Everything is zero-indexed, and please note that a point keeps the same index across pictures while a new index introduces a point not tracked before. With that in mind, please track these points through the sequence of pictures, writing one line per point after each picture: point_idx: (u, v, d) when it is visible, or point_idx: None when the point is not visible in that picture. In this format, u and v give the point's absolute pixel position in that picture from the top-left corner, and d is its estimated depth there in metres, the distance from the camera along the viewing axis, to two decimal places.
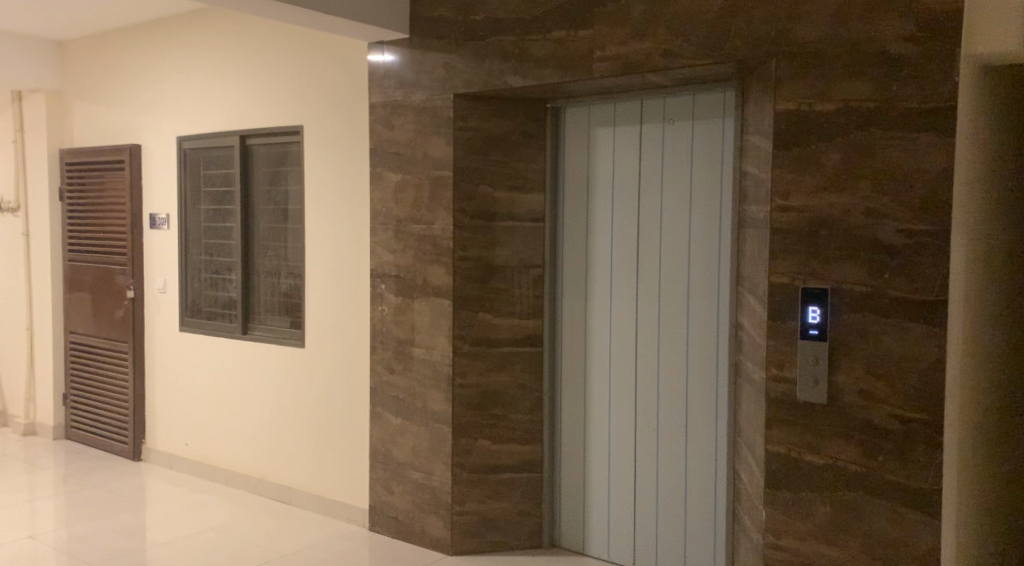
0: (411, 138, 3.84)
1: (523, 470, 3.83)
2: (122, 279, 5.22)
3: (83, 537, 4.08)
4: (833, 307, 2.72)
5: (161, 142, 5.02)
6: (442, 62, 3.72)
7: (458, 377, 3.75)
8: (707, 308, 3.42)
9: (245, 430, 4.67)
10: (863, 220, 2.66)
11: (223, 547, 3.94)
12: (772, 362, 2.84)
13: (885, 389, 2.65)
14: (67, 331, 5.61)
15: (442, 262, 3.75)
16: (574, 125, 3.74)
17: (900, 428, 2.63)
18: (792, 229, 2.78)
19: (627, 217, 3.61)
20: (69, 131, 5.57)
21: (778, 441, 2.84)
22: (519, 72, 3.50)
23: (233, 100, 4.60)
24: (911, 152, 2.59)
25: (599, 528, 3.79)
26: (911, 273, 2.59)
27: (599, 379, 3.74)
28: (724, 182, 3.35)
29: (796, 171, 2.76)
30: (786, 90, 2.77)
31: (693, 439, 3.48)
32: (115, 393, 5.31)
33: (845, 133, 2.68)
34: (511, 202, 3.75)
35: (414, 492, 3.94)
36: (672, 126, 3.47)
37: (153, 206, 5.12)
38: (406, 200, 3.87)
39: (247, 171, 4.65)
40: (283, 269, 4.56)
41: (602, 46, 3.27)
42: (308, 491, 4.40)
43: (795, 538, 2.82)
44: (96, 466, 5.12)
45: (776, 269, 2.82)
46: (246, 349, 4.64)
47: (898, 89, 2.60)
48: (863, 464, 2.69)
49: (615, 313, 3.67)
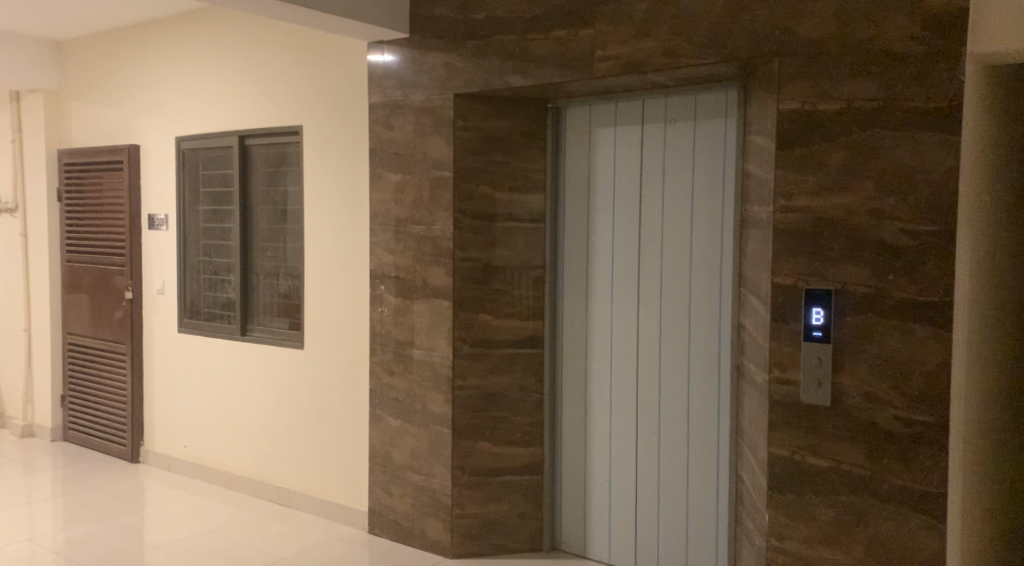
0: (410, 138, 3.82)
1: (523, 473, 3.80)
2: (120, 279, 5.19)
3: (82, 540, 4.05)
4: (836, 308, 2.69)
5: (160, 143, 4.99)
6: (442, 62, 3.69)
7: (457, 379, 3.73)
8: (708, 309, 3.39)
9: (244, 432, 4.64)
10: (867, 221, 2.64)
11: (222, 550, 3.91)
12: (775, 364, 2.81)
13: (888, 391, 2.63)
14: (65, 332, 5.58)
15: (441, 263, 3.73)
16: (575, 125, 3.71)
17: (904, 430, 2.61)
18: (795, 230, 2.75)
19: (628, 217, 3.59)
20: (68, 132, 5.54)
21: (780, 443, 2.81)
22: (519, 72, 3.48)
23: (231, 100, 4.58)
24: (916, 152, 2.56)
25: (599, 531, 3.76)
26: (916, 274, 2.57)
27: (600, 381, 3.72)
28: (726, 182, 3.32)
29: (798, 170, 2.74)
30: (789, 90, 2.75)
31: (694, 442, 3.46)
32: (113, 395, 5.28)
33: (848, 133, 2.66)
34: (510, 202, 3.72)
35: (413, 495, 3.91)
36: (673, 127, 3.45)
37: (152, 207, 5.09)
38: (405, 200, 3.85)
39: (246, 171, 4.63)
40: (282, 269, 4.53)
41: (603, 45, 3.25)
42: (307, 493, 4.37)
43: (798, 541, 2.79)
44: (94, 468, 5.09)
45: (778, 270, 2.79)
46: (245, 350, 4.62)
47: (902, 89, 2.58)
48: (866, 467, 2.67)
49: (616, 315, 3.65)
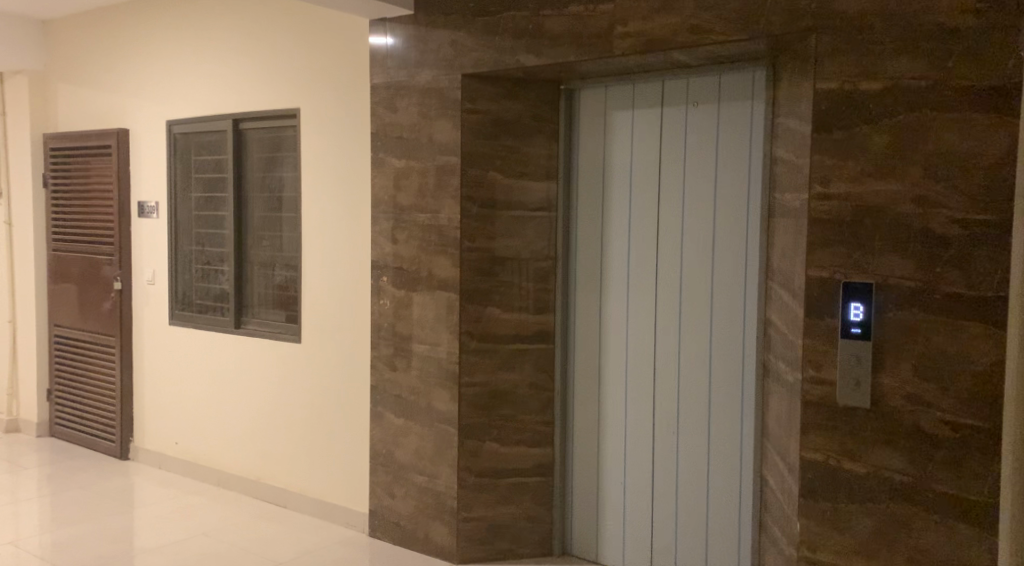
0: (414, 121, 3.62)
1: (533, 474, 3.61)
2: (108, 269, 4.97)
3: (68, 542, 3.84)
4: (877, 304, 2.51)
5: (149, 126, 4.78)
6: (448, 40, 3.49)
7: (464, 376, 3.54)
8: (732, 302, 3.20)
9: (238, 429, 4.45)
10: (914, 209, 2.45)
11: (217, 553, 3.72)
12: (808, 363, 2.63)
13: (934, 393, 2.44)
14: (51, 324, 5.37)
15: (447, 253, 3.53)
16: (589, 107, 3.51)
17: (952, 435, 2.42)
18: (833, 219, 2.57)
19: (645, 206, 3.39)
20: (54, 115, 5.32)
21: (813, 448, 2.63)
22: (532, 50, 3.27)
23: (227, 81, 4.36)
24: (967, 136, 2.38)
25: (613, 533, 3.57)
26: (966, 267, 2.39)
27: (615, 379, 3.52)
28: (751, 168, 3.13)
29: (837, 155, 2.55)
30: (828, 68, 2.56)
31: (716, 443, 3.27)
32: (102, 390, 5.07)
33: (893, 115, 2.47)
34: (519, 190, 3.53)
35: (417, 496, 3.73)
36: (695, 110, 3.25)
37: (140, 194, 4.87)
38: (409, 187, 3.65)
39: (240, 157, 4.42)
40: (277, 260, 4.34)
41: (624, 21, 3.05)
42: (304, 494, 4.18)
43: (832, 553, 2.61)
44: (81, 466, 4.89)
45: (814, 262, 2.60)
46: (238, 343, 4.42)
47: (954, 67, 2.38)
48: (910, 473, 2.48)
49: (632, 308, 3.45)
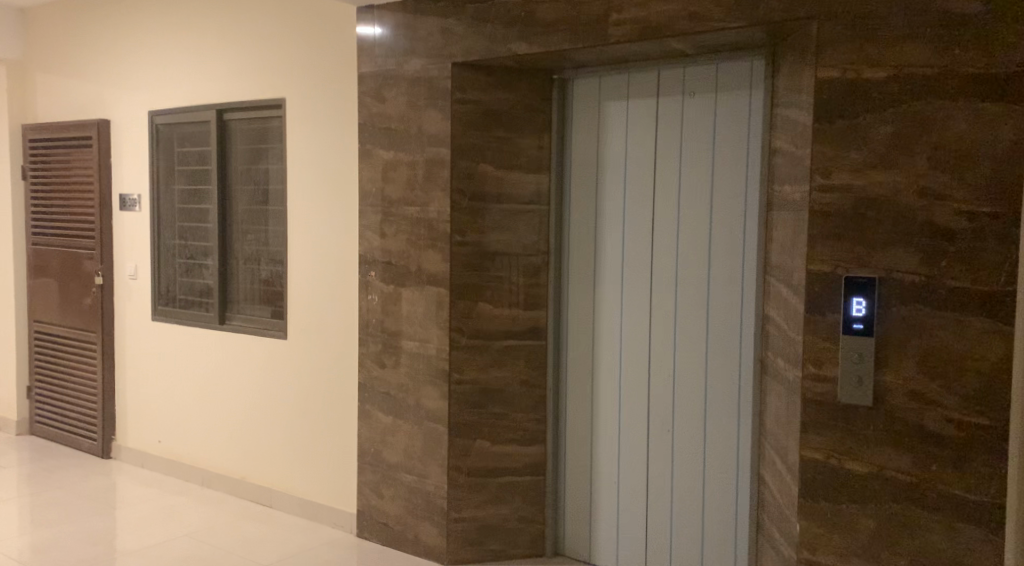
0: (403, 111, 3.52)
1: (524, 474, 3.53)
2: (89, 264, 4.85)
3: (48, 544, 3.74)
4: (881, 299, 2.44)
5: (131, 117, 4.66)
6: (438, 28, 3.39)
7: (454, 372, 3.45)
8: (729, 297, 3.13)
9: (222, 426, 4.35)
10: (917, 201, 2.38)
11: (201, 554, 3.63)
12: (809, 360, 2.55)
13: (939, 391, 2.37)
14: (32, 320, 5.25)
15: (436, 247, 3.44)
16: (583, 97, 3.42)
17: (957, 434, 2.35)
18: (834, 211, 2.49)
19: (641, 199, 3.30)
20: (32, 105, 5.19)
21: (814, 447, 2.55)
22: (524, 38, 3.18)
23: (210, 71, 4.25)
24: (973, 125, 2.31)
25: (606, 532, 3.50)
26: (973, 260, 2.32)
27: (609, 377, 3.44)
28: (749, 161, 3.05)
29: (839, 145, 2.47)
30: (831, 54, 2.48)
31: (711, 439, 3.20)
32: (83, 387, 4.95)
33: (897, 104, 2.39)
34: (510, 182, 3.43)
35: (406, 496, 3.64)
36: (692, 101, 3.17)
37: (122, 187, 4.75)
38: (397, 179, 3.56)
39: (224, 148, 4.31)
40: (263, 254, 4.24)
41: (619, 8, 2.96)
42: (290, 493, 4.08)
43: (832, 555, 2.54)
44: (62, 465, 4.78)
45: (816, 256, 2.52)
46: (222, 340, 4.31)
47: (960, 55, 2.31)
48: (913, 473, 2.41)
49: (627, 303, 3.37)
